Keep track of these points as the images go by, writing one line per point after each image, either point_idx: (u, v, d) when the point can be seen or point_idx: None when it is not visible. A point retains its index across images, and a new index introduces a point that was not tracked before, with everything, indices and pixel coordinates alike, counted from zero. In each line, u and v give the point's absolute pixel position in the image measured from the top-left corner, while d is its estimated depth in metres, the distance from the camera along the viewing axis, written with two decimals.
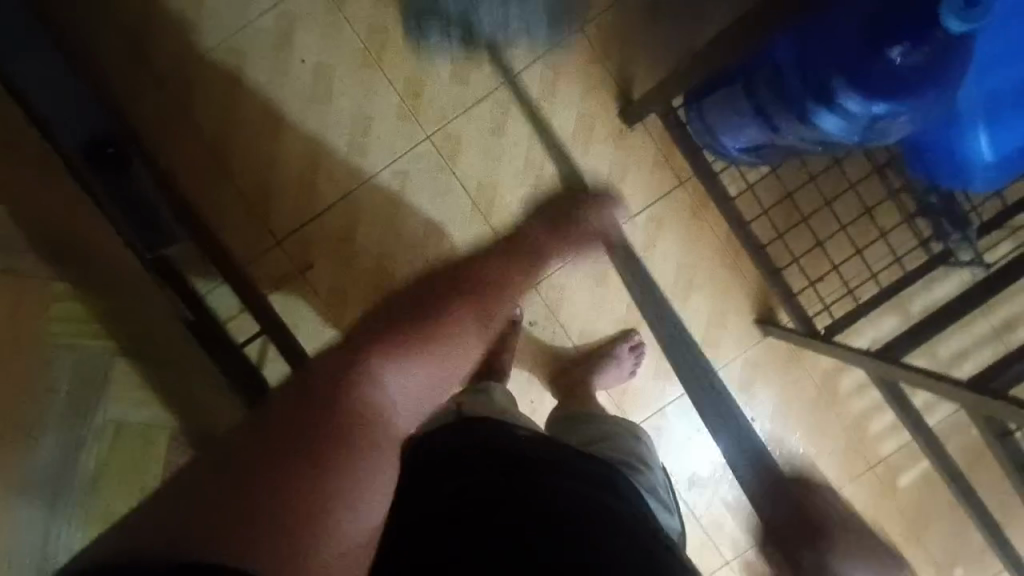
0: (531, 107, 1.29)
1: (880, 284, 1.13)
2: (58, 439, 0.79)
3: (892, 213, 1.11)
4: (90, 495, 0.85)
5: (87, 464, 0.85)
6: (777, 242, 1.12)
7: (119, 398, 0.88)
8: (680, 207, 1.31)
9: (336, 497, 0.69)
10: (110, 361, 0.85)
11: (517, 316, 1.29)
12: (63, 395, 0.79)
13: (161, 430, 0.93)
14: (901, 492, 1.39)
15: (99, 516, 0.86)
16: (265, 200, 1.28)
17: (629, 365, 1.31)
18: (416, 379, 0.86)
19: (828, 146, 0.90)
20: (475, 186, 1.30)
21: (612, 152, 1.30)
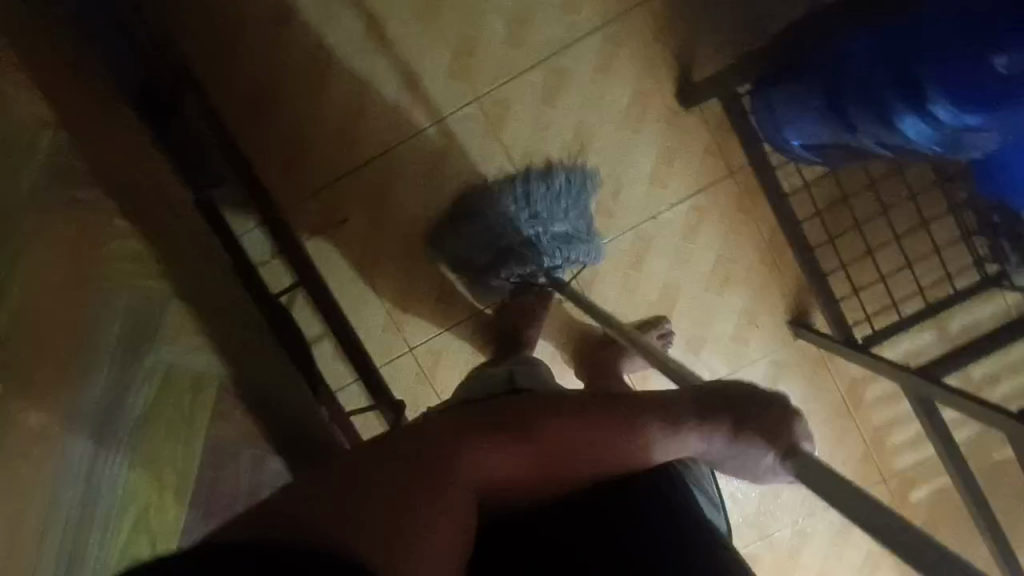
0: (564, 236, 1.26)
1: (926, 300, 1.10)
2: (108, 377, 0.76)
3: (950, 228, 1.07)
4: (137, 440, 0.80)
5: (136, 406, 0.80)
6: (827, 246, 1.09)
7: (174, 341, 0.85)
8: (726, 198, 1.28)
9: (410, 535, 0.59)
10: (165, 302, 0.84)
11: (548, 291, 1.27)
12: (113, 335, 0.77)
13: (212, 379, 0.90)
14: (913, 505, 1.39)
15: (145, 466, 0.81)
16: (308, 149, 1.26)
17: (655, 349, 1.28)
18: (519, 462, 0.68)
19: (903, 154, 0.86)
20: (519, 156, 1.28)
21: (664, 134, 1.26)
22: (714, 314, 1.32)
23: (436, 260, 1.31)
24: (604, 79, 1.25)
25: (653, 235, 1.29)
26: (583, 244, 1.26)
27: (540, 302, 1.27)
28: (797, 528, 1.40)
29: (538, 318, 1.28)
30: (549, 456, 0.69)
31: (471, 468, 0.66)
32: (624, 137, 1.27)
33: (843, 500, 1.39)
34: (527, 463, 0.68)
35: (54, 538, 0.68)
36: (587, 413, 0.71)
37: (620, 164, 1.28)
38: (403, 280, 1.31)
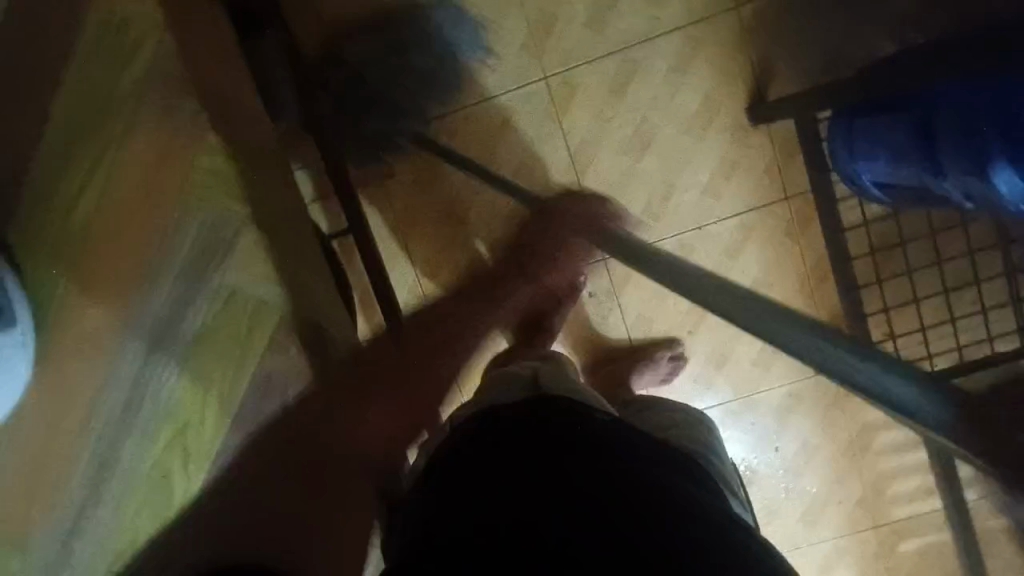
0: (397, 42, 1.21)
1: (961, 359, 1.08)
2: (172, 284, 0.86)
3: (1001, 291, 1.05)
4: (189, 353, 0.88)
5: (195, 321, 0.88)
6: (873, 286, 1.08)
7: (241, 266, 0.88)
8: (777, 221, 1.26)
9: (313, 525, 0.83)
10: (238, 228, 0.87)
11: (580, 283, 1.27)
12: (187, 242, 0.86)
13: (272, 315, 0.92)
14: (899, 556, 1.39)
15: (193, 381, 0.89)
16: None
17: (663, 371, 1.29)
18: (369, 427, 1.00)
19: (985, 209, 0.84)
20: (576, 142, 1.26)
21: (727, 146, 1.24)
22: (741, 334, 1.31)
23: (474, 231, 1.29)
24: (678, 80, 1.22)
25: (696, 245, 1.28)
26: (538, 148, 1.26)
27: (569, 290, 1.27)
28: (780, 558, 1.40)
29: (565, 307, 1.28)
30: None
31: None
32: (686, 142, 1.24)
33: (832, 539, 1.39)
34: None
35: (108, 406, 0.87)
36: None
37: (676, 168, 1.25)
38: (437, 244, 1.30)
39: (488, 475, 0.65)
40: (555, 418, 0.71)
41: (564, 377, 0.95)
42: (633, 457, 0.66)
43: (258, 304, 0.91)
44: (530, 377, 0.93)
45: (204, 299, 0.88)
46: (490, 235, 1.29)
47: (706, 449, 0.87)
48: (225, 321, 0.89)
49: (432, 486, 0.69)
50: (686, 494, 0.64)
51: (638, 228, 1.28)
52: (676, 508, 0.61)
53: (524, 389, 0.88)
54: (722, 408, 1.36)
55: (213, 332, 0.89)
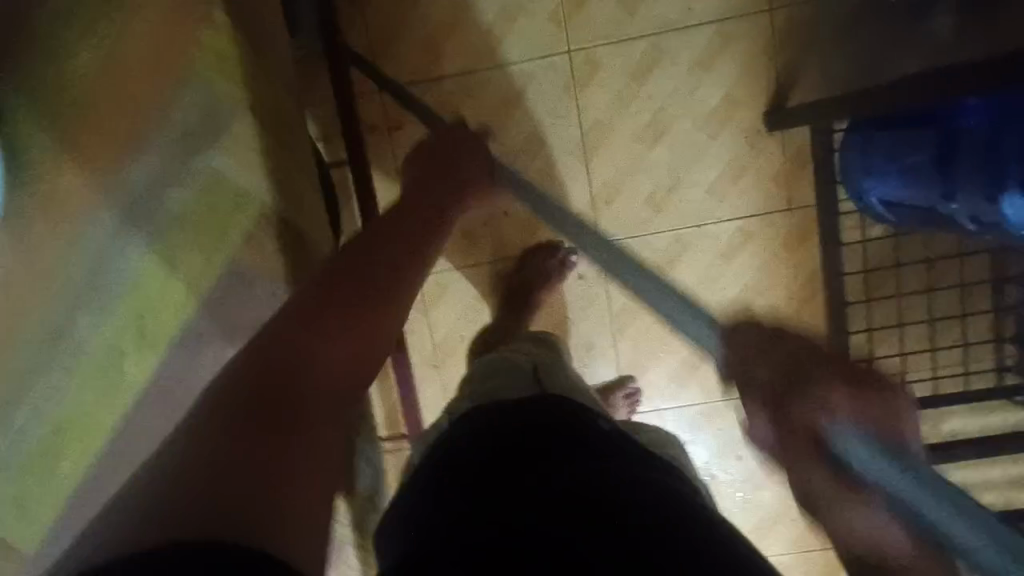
0: None
1: (935, 390, 1.09)
2: (155, 162, 0.88)
3: (985, 327, 1.06)
4: (169, 230, 0.89)
5: (176, 200, 0.88)
6: (862, 304, 1.08)
7: (231, 151, 0.89)
8: (776, 231, 1.25)
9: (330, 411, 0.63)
10: (233, 112, 0.87)
11: (571, 262, 1.27)
12: (182, 122, 0.87)
13: (257, 202, 0.90)
14: None
15: (163, 257, 0.89)
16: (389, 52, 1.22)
17: (622, 411, 1.31)
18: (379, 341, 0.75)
19: (994, 236, 0.83)
20: (590, 121, 1.24)
21: (739, 148, 1.23)
22: None
23: None
24: (700, 74, 1.21)
25: (693, 242, 1.27)
26: (554, 126, 1.25)
27: (559, 270, 1.27)
28: None
29: (552, 286, 1.27)
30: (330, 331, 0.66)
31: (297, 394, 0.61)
32: (699, 139, 1.23)
33: (779, 556, 1.40)
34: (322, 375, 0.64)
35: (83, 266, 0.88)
36: (339, 302, 0.69)
37: (685, 164, 1.24)
38: None
39: (501, 477, 0.61)
40: (541, 412, 0.71)
41: (556, 373, 0.94)
42: (613, 455, 0.66)
43: (242, 196, 0.90)
44: (524, 370, 0.91)
45: (189, 181, 0.88)
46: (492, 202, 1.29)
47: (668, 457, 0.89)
48: (208, 205, 0.89)
49: (424, 490, 0.65)
50: (652, 481, 0.63)
51: (638, 217, 1.27)
52: (649, 505, 0.60)
53: (516, 378, 0.87)
54: (692, 409, 1.35)
55: (188, 213, 0.89)
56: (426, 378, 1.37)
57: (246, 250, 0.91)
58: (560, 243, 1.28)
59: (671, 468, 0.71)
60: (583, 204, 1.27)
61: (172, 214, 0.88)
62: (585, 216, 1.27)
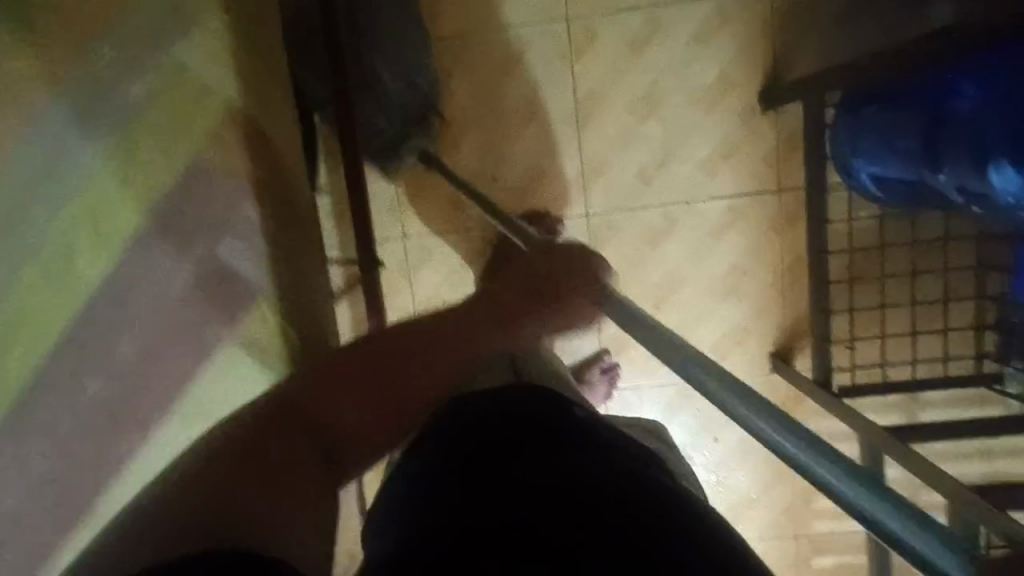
0: None
1: (913, 375, 1.09)
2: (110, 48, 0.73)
3: (967, 314, 1.06)
4: (123, 124, 0.74)
5: (135, 93, 0.75)
6: (844, 284, 1.08)
7: (196, 43, 0.84)
8: (765, 212, 1.25)
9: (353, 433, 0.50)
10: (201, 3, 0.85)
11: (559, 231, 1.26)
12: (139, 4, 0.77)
13: (224, 98, 0.87)
14: (811, 570, 1.40)
15: (119, 157, 0.73)
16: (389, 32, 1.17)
17: (601, 390, 1.28)
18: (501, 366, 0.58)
19: (981, 209, 0.82)
20: (585, 90, 1.23)
21: (732, 126, 1.22)
22: (705, 319, 1.30)
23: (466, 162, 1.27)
24: (697, 49, 1.20)
25: (681, 219, 1.26)
26: (548, 94, 1.24)
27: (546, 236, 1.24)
28: None
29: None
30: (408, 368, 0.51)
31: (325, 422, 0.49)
32: (693, 114, 1.22)
33: (751, 540, 1.39)
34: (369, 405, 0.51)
35: None
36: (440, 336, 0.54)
37: (678, 139, 1.24)
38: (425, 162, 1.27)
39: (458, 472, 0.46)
40: (515, 403, 0.50)
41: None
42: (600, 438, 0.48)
43: (209, 90, 0.85)
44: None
45: (152, 69, 0.77)
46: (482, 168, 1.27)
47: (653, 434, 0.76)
48: (179, 100, 0.81)
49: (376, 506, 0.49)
50: (625, 452, 0.48)
51: (627, 191, 1.26)
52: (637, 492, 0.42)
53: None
54: (671, 389, 1.35)
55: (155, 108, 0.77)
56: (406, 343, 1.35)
57: (210, 149, 0.85)
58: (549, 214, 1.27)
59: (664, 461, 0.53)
60: (573, 175, 1.26)
61: (130, 107, 0.75)
62: (574, 187, 1.26)
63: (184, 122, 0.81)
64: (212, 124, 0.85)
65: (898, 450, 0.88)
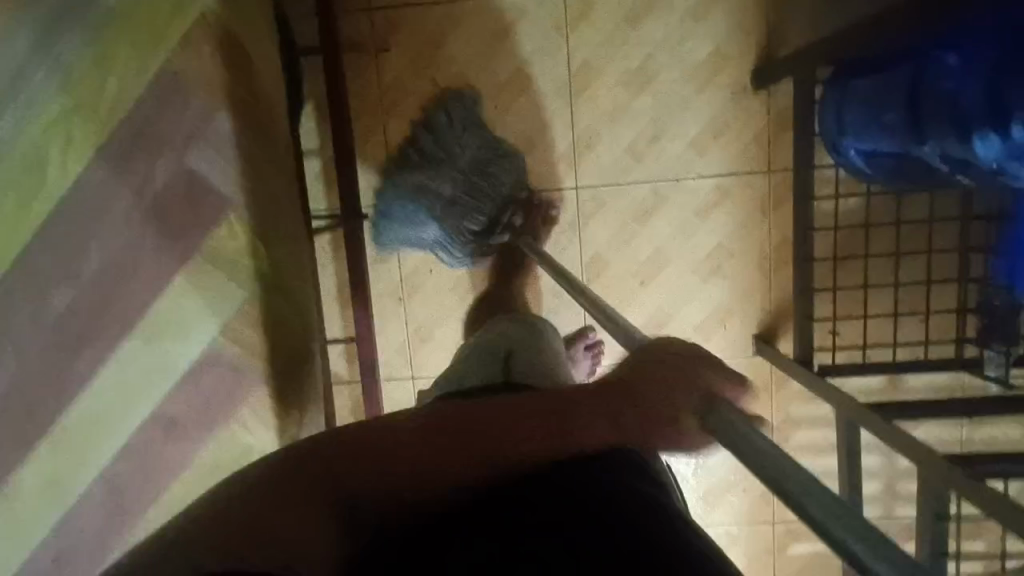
0: None
1: (894, 357, 1.09)
2: None
3: (949, 297, 1.07)
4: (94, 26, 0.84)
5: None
6: (828, 262, 1.08)
7: None
8: (753, 193, 1.25)
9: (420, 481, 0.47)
10: None
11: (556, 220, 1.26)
12: None
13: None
14: (786, 557, 1.40)
15: (99, 54, 0.85)
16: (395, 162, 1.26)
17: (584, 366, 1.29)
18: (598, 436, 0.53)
19: (972, 178, 0.81)
20: (578, 62, 1.23)
21: (724, 104, 1.22)
22: (690, 298, 1.29)
23: None
24: (692, 25, 1.20)
25: (669, 196, 1.26)
26: (541, 65, 1.23)
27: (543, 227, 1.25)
28: None
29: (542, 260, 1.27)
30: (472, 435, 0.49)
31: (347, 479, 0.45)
32: (685, 91, 1.22)
33: (727, 524, 1.39)
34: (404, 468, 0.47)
35: None
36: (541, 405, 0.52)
37: (669, 115, 1.23)
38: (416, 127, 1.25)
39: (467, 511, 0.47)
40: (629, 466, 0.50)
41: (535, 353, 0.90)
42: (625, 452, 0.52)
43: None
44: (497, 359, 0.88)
45: None
46: None
47: None
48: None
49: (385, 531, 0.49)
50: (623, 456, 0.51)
51: (617, 167, 1.26)
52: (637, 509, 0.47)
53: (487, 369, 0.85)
54: None
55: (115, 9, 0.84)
56: (388, 312, 1.33)
57: (176, 54, 0.87)
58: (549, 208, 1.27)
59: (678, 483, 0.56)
60: (562, 147, 1.26)
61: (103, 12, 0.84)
62: (564, 159, 1.26)
63: (162, 30, 0.86)
64: (185, 28, 0.87)
65: (875, 423, 0.88)
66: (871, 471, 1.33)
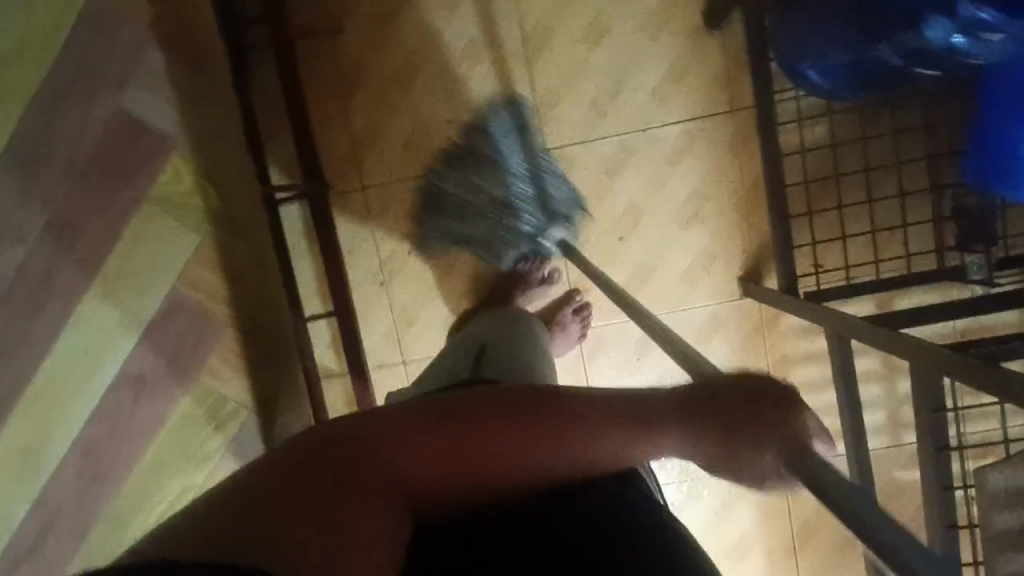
0: None
1: (878, 275, 1.09)
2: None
3: (924, 208, 1.07)
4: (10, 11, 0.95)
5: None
6: (800, 186, 1.08)
7: None
8: (720, 133, 1.25)
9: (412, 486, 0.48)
10: None
11: (553, 275, 1.28)
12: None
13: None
14: (800, 499, 1.37)
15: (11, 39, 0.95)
16: (357, 161, 1.25)
17: (574, 330, 1.27)
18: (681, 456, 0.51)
19: (925, 66, 0.83)
20: (532, 25, 1.23)
21: (680, 49, 1.22)
22: (672, 247, 1.28)
23: (420, 106, 1.24)
24: None
25: (638, 146, 1.26)
26: (495, 32, 1.23)
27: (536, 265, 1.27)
28: (686, 487, 1.38)
29: (536, 294, 1.28)
30: (535, 446, 0.50)
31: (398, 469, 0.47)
32: (640, 38, 1.22)
33: None
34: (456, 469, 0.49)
35: None
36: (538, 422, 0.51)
37: (628, 66, 1.23)
38: (380, 108, 1.24)
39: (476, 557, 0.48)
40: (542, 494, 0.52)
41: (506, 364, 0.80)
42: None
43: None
44: (471, 353, 0.88)
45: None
46: (433, 112, 1.24)
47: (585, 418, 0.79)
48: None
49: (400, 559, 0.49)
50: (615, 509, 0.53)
51: (582, 123, 1.25)
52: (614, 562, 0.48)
53: (459, 360, 0.86)
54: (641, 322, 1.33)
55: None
56: (372, 298, 1.30)
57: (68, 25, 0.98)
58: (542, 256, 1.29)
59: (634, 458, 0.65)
60: (526, 110, 1.25)
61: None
62: (529, 123, 1.25)
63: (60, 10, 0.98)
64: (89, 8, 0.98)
65: (866, 330, 0.87)
66: (873, 402, 1.26)
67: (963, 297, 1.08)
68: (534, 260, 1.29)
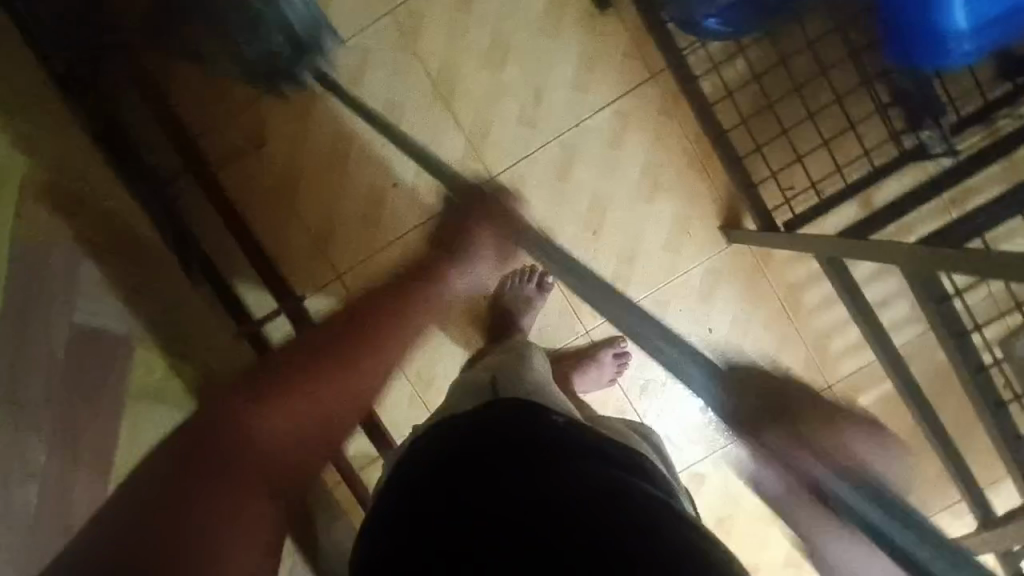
0: None
1: (847, 180, 1.09)
2: None
3: (865, 103, 1.07)
4: None
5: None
6: (740, 127, 1.09)
7: None
8: (649, 103, 1.26)
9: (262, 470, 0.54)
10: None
11: (548, 283, 1.27)
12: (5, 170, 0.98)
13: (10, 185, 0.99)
14: (860, 413, 1.33)
15: None
16: (324, 255, 1.27)
17: (608, 371, 1.28)
18: None
19: None
20: (437, 67, 1.25)
21: (582, 38, 1.24)
22: (645, 223, 1.28)
23: (362, 180, 1.26)
24: None
25: (578, 142, 1.27)
26: (408, 88, 1.25)
27: (537, 291, 1.27)
28: None
29: (537, 308, 1.27)
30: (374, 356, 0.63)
31: (261, 427, 0.55)
32: (542, 43, 1.24)
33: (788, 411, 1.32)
34: (319, 424, 0.57)
35: None
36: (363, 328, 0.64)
37: (540, 73, 1.25)
38: (327, 196, 1.26)
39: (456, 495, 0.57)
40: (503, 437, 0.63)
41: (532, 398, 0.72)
42: (562, 447, 0.61)
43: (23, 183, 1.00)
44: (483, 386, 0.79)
45: None
46: (377, 180, 1.26)
47: (623, 434, 0.80)
48: None
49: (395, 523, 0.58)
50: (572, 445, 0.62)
51: (518, 141, 1.27)
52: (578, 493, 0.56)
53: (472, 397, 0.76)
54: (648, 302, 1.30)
55: None
56: None
57: None
58: (531, 267, 1.28)
59: (636, 461, 0.66)
60: (460, 148, 1.26)
61: None
62: (469, 158, 1.27)
63: None
64: None
65: (850, 245, 0.86)
66: (890, 298, 1.25)
67: (936, 172, 1.08)
68: (522, 275, 1.28)
